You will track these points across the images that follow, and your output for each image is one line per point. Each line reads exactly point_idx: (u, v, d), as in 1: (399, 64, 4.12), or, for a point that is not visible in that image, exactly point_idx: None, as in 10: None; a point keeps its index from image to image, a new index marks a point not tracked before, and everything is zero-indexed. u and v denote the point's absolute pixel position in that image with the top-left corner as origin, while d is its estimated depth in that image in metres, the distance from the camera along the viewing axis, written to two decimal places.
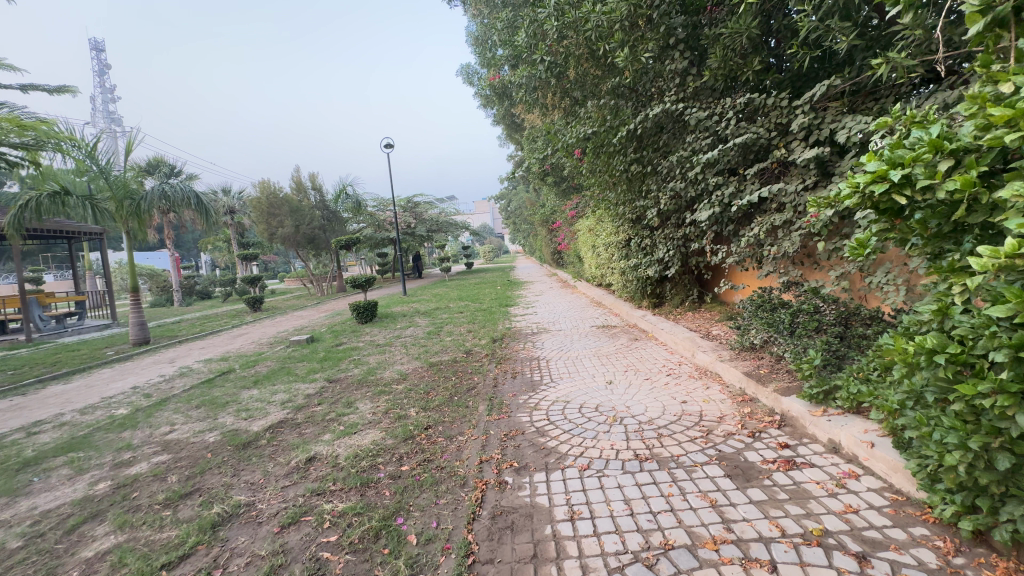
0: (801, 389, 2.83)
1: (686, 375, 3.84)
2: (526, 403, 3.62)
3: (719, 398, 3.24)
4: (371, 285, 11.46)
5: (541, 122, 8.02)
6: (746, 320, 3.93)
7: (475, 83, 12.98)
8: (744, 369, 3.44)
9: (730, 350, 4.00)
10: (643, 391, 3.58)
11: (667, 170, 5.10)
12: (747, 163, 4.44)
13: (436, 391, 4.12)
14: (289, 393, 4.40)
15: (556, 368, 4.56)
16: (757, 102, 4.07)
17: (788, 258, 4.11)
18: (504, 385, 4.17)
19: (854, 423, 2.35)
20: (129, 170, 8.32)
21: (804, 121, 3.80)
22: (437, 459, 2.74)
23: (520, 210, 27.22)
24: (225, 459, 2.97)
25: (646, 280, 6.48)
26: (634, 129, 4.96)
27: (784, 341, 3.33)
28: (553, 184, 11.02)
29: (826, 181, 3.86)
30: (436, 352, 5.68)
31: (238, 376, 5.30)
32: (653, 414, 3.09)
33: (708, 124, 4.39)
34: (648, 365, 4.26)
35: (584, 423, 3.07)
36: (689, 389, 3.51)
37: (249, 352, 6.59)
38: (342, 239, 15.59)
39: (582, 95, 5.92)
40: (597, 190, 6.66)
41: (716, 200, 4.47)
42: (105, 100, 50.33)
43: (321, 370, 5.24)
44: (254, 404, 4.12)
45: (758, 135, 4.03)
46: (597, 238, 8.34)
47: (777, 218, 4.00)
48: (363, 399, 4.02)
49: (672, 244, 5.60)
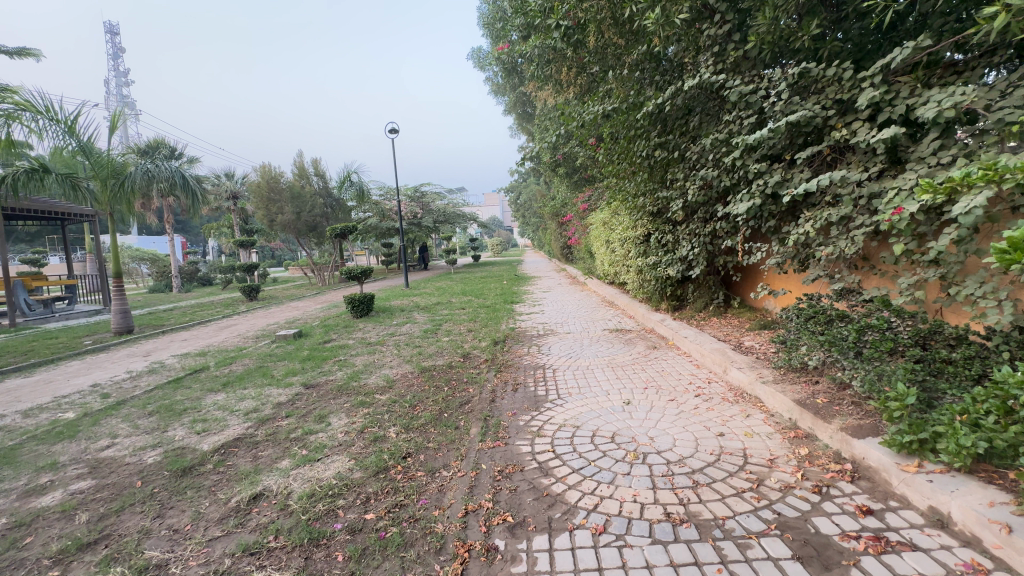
0: (879, 432, 2.21)
1: (718, 397, 3.22)
2: (527, 426, 3.03)
3: (764, 433, 2.64)
4: (370, 277, 10.91)
5: (553, 104, 7.38)
6: (792, 334, 3.30)
7: (486, 67, 12.37)
8: (795, 395, 2.81)
9: (771, 367, 3.36)
10: (668, 416, 2.98)
11: (698, 156, 4.46)
12: (794, 147, 3.80)
13: (423, 405, 3.55)
14: (257, 400, 3.85)
15: (564, 380, 3.95)
16: (814, 73, 3.42)
17: (843, 261, 3.47)
18: (502, 400, 3.58)
19: (970, 490, 1.74)
20: (112, 149, 7.85)
21: (874, 95, 3.15)
22: (412, 506, 2.16)
23: (530, 204, 26.57)
24: (154, 492, 2.41)
25: (666, 281, 5.85)
26: (661, 108, 4.33)
27: (847, 364, 2.70)
28: (565, 174, 10.43)
29: (894, 171, 3.23)
30: (430, 355, 5.10)
31: (210, 375, 4.78)
32: (684, 451, 2.49)
33: (751, 100, 3.75)
34: (671, 381, 3.65)
35: (598, 460, 2.48)
36: (725, 417, 2.90)
37: (229, 348, 6.08)
38: (338, 227, 14.76)
39: (601, 70, 5.29)
40: (613, 179, 6.04)
41: (756, 190, 3.83)
42: (118, 83, 50.25)
43: (300, 372, 4.69)
44: (213, 414, 3.57)
45: (814, 113, 3.38)
46: (611, 232, 7.69)
47: (832, 213, 3.37)
48: (338, 413, 3.45)
49: (697, 241, 4.96)
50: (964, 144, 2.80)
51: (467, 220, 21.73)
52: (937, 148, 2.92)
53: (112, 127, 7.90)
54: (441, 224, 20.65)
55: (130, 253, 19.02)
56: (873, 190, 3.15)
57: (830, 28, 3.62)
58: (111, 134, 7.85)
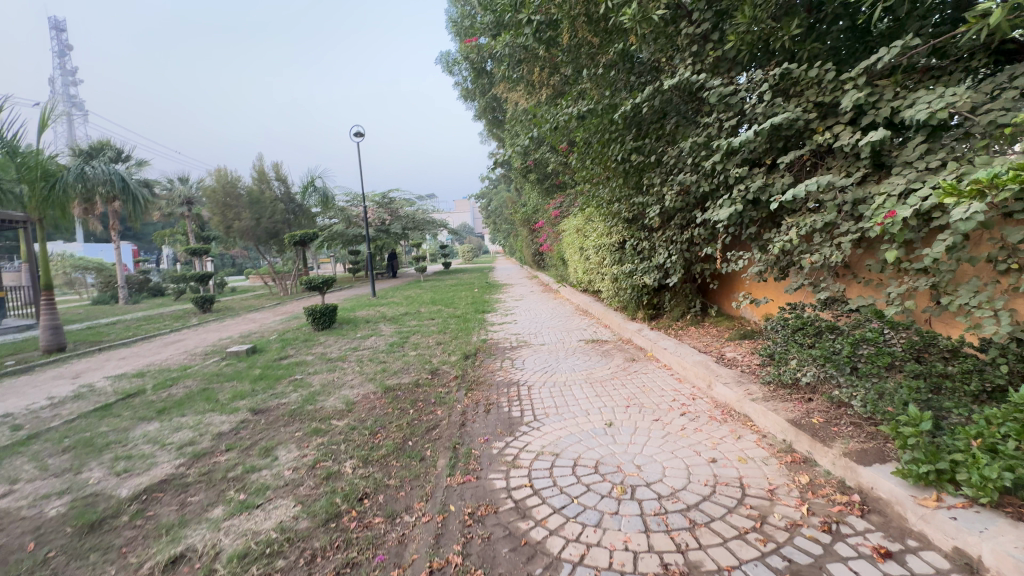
0: (888, 458, 2.02)
1: (705, 416, 3.00)
2: (501, 455, 2.73)
3: (760, 458, 2.42)
4: (333, 286, 10.36)
5: (525, 107, 7.14)
6: (780, 347, 3.13)
7: (455, 71, 12.11)
8: (788, 414, 2.62)
9: (758, 383, 3.18)
10: (654, 439, 2.74)
11: (675, 160, 4.29)
12: (774, 151, 3.67)
13: (386, 431, 3.19)
14: (196, 430, 3.40)
15: (540, 399, 3.67)
16: (796, 74, 3.29)
17: (828, 270, 3.34)
18: (474, 423, 3.26)
19: (1002, 529, 1.55)
20: (42, 149, 7.14)
21: (859, 97, 3.03)
22: (365, 566, 1.82)
23: (501, 210, 26.36)
24: (48, 557, 1.98)
25: (642, 289, 5.67)
26: (639, 109, 4.15)
27: (843, 382, 2.51)
28: (537, 178, 10.23)
29: (878, 176, 3.12)
30: (395, 372, 4.72)
31: (145, 401, 4.26)
32: (676, 483, 2.24)
33: (731, 103, 3.60)
34: (653, 398, 3.43)
35: (582, 496, 2.20)
36: (715, 440, 2.67)
37: (172, 367, 5.52)
38: (297, 236, 13.91)
39: (575, 71, 5.09)
40: (587, 184, 5.85)
41: (737, 196, 3.68)
42: (64, 82, 47.48)
43: (249, 395, 4.23)
44: (139, 449, 3.10)
45: (797, 116, 3.24)
46: (585, 239, 7.49)
47: (816, 219, 3.22)
48: (287, 444, 3.05)
49: (674, 248, 4.79)
50: (951, 148, 2.69)
51: (437, 226, 21.27)
52: (923, 152, 2.81)
53: (42, 124, 7.22)
54: (410, 231, 20.15)
55: (72, 262, 17.63)
56: (858, 195, 3.02)
57: (808, 30, 3.53)
58: (41, 132, 7.17)
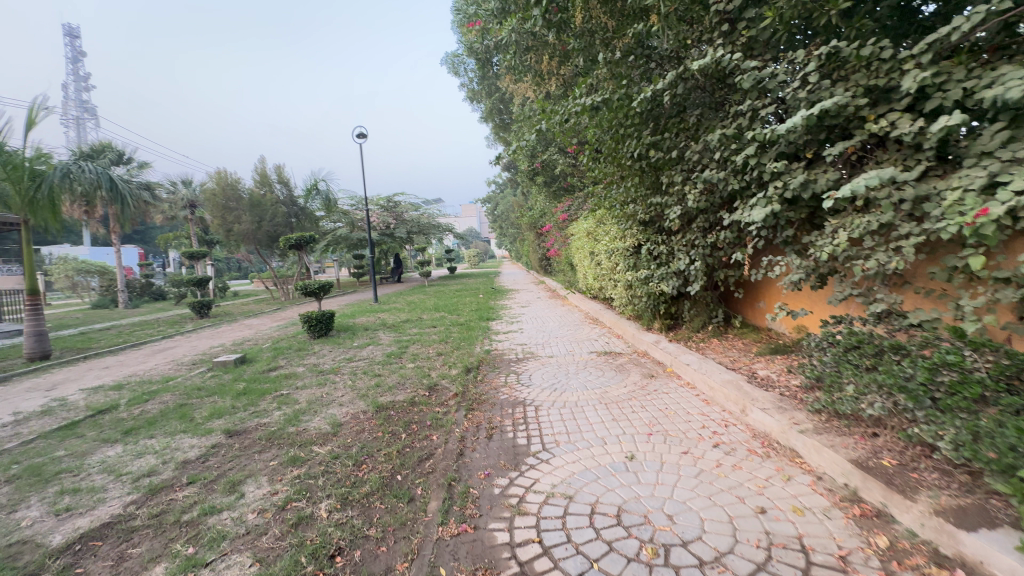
0: (1000, 524, 1.57)
1: (743, 450, 2.56)
2: (504, 496, 2.31)
3: (819, 509, 1.98)
4: (331, 291, 9.96)
5: (533, 102, 6.75)
6: (830, 368, 2.67)
7: (462, 72, 11.81)
8: (850, 454, 2.17)
9: (803, 410, 2.73)
10: (686, 480, 2.31)
11: (700, 155, 3.87)
12: (816, 143, 3.24)
13: (371, 463, 2.76)
14: (160, 457, 3.00)
15: (549, 423, 3.24)
16: (845, 52, 2.85)
17: (883, 278, 2.87)
18: (473, 453, 2.84)
19: None
20: (28, 148, 6.86)
21: (925, 75, 2.58)
22: None
23: (507, 215, 26.03)
24: None
25: (659, 297, 5.23)
26: (660, 97, 3.74)
27: (921, 416, 2.05)
28: (545, 180, 9.85)
29: (944, 170, 2.68)
30: (390, 388, 4.30)
31: (116, 419, 3.88)
32: (719, 543, 1.81)
33: (769, 87, 3.17)
34: (680, 425, 2.99)
35: (604, 560, 1.77)
36: (760, 482, 2.23)
37: (153, 379, 5.14)
38: (293, 238, 13.33)
39: (587, 59, 4.68)
40: (599, 183, 5.43)
41: (774, 194, 3.24)
42: (77, 87, 48.11)
43: (227, 413, 3.83)
44: (91, 480, 2.71)
45: (847, 100, 2.80)
46: (596, 244, 7.07)
47: (870, 220, 2.78)
48: (258, 477, 2.64)
49: (696, 253, 4.34)
50: None
51: (443, 230, 20.94)
52: (1007, 139, 2.36)
53: (29, 123, 6.92)
54: (416, 235, 19.83)
55: (75, 266, 17.39)
56: (923, 191, 2.58)
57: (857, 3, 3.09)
58: (28, 131, 6.88)
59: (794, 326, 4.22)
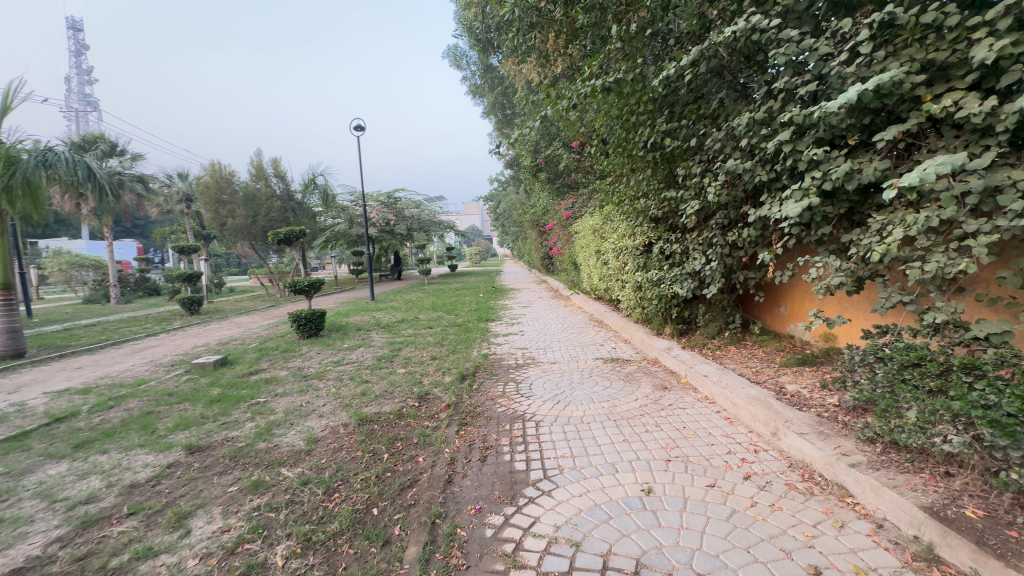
0: None
1: (781, 484, 2.17)
2: (498, 540, 1.92)
3: (889, 572, 1.58)
4: (322, 289, 9.56)
5: (536, 90, 6.35)
6: (883, 389, 2.28)
7: (463, 64, 11.42)
8: (921, 500, 1.78)
9: (850, 438, 2.34)
10: (716, 524, 1.91)
11: (723, 143, 3.46)
12: (860, 127, 2.83)
13: (345, 491, 2.38)
14: (107, 478, 2.63)
15: (552, 443, 2.86)
16: (901, 19, 2.45)
17: (941, 283, 2.48)
18: (464, 481, 2.45)
19: None
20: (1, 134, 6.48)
21: (1004, 40, 2.15)
22: None
23: (509, 213, 25.64)
24: None
25: (670, 300, 4.84)
26: (679, 76, 3.34)
27: (1013, 458, 1.65)
28: (549, 175, 9.44)
29: (1018, 158, 2.26)
30: (376, 397, 3.91)
31: (72, 428, 3.51)
32: None
33: (808, 61, 2.76)
34: (702, 450, 2.59)
35: None
36: (808, 530, 1.84)
37: (124, 383, 4.76)
38: (281, 232, 12.61)
39: (597, 36, 4.27)
40: (608, 175, 5.03)
41: (811, 185, 2.82)
42: (81, 81, 48.17)
43: (194, 424, 3.45)
44: (19, 508, 2.33)
45: (904, 74, 2.39)
46: (603, 241, 6.67)
47: (928, 215, 2.33)
48: (211, 507, 2.26)
49: (714, 252, 3.94)
50: None
51: (443, 228, 20.53)
52: None
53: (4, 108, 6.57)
54: (416, 232, 19.43)
55: (69, 261, 17.01)
56: (995, 181, 2.16)
57: None
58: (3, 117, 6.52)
59: (830, 336, 3.81)
